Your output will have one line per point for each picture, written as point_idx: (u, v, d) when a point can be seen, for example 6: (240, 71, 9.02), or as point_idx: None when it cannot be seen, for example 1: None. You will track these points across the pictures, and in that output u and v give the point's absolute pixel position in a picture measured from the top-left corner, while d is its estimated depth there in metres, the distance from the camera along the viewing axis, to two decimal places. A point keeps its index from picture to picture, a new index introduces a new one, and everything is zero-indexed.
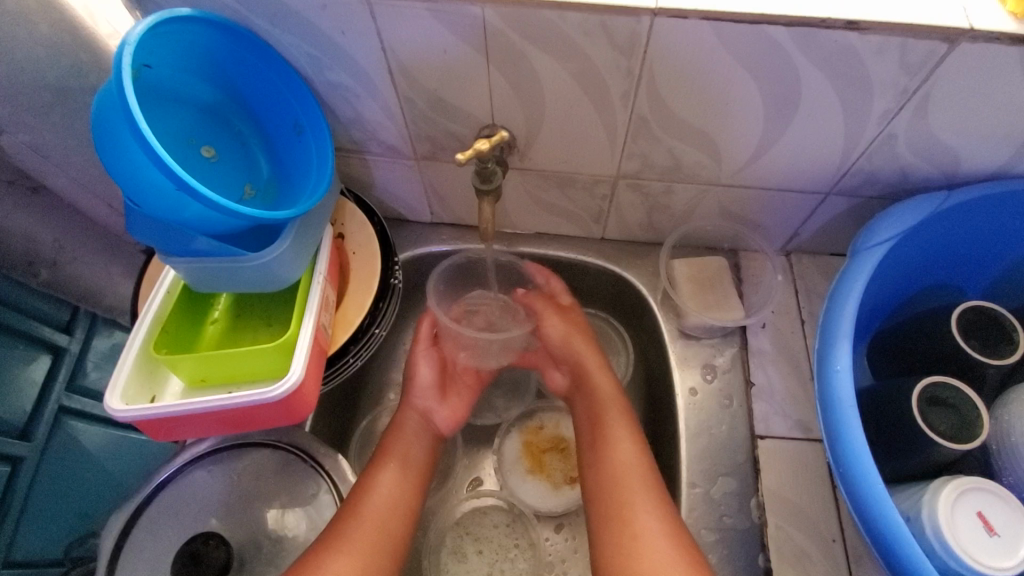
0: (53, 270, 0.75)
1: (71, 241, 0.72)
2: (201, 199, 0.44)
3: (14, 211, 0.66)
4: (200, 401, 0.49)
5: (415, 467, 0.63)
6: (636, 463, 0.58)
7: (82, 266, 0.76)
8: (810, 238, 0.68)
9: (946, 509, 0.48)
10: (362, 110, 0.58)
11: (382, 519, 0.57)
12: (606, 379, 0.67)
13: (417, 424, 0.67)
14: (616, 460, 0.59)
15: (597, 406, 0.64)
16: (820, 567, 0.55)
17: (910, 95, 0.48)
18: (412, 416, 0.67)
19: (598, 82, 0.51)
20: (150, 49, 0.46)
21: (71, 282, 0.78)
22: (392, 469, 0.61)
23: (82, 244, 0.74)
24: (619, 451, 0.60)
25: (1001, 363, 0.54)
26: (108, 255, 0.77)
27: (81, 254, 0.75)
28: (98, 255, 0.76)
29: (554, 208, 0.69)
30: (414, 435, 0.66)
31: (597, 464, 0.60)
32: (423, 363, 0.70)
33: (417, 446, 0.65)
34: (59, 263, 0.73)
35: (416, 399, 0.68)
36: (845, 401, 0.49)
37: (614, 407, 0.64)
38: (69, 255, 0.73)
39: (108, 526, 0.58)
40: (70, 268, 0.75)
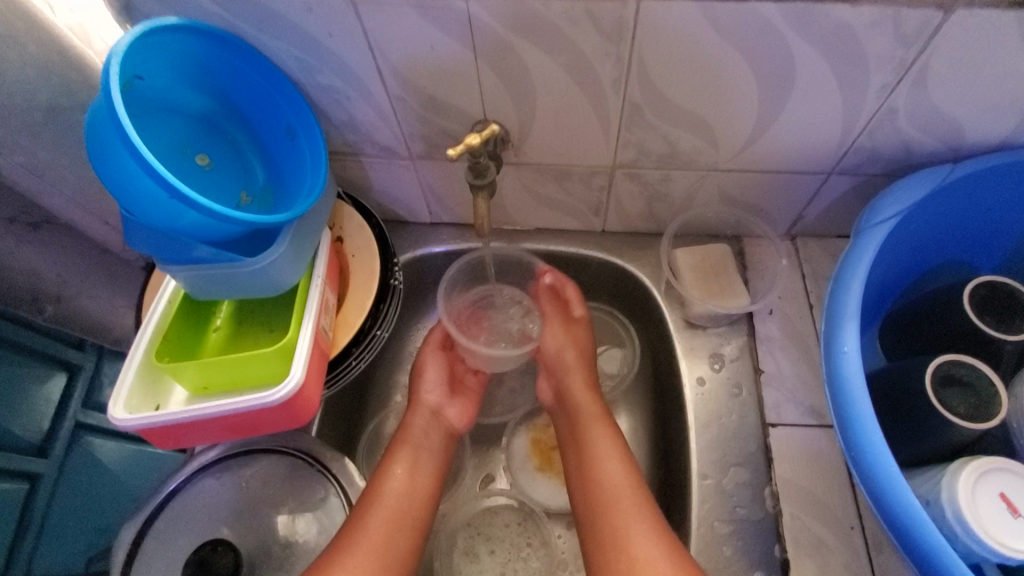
0: (57, 306, 0.75)
1: (74, 274, 0.73)
2: (193, 205, 0.44)
3: (18, 247, 0.66)
4: (202, 408, 0.49)
5: (426, 467, 0.63)
6: (623, 484, 0.57)
7: (87, 299, 0.76)
8: (815, 221, 0.67)
9: (966, 491, 0.46)
10: (354, 112, 0.58)
11: (395, 519, 0.57)
12: (591, 398, 0.65)
13: (427, 421, 0.66)
14: (604, 482, 0.58)
15: (580, 429, 0.63)
16: (839, 556, 0.54)
17: (909, 66, 0.47)
18: (423, 414, 0.66)
19: (589, 70, 0.50)
20: (139, 60, 0.46)
21: (74, 317, 0.78)
22: (405, 468, 0.61)
23: (85, 277, 0.74)
24: (607, 472, 0.58)
25: (1018, 339, 0.52)
26: (111, 286, 0.78)
27: (85, 287, 0.75)
28: (102, 287, 0.77)
29: (553, 202, 0.68)
30: (423, 435, 0.65)
31: (583, 487, 0.59)
32: (430, 364, 0.69)
33: (431, 444, 0.64)
34: (64, 297, 0.74)
35: (426, 397, 0.67)
36: (854, 383, 0.48)
37: (597, 427, 0.62)
38: (73, 290, 0.74)
39: (121, 536, 0.59)
40: (76, 303, 0.75)
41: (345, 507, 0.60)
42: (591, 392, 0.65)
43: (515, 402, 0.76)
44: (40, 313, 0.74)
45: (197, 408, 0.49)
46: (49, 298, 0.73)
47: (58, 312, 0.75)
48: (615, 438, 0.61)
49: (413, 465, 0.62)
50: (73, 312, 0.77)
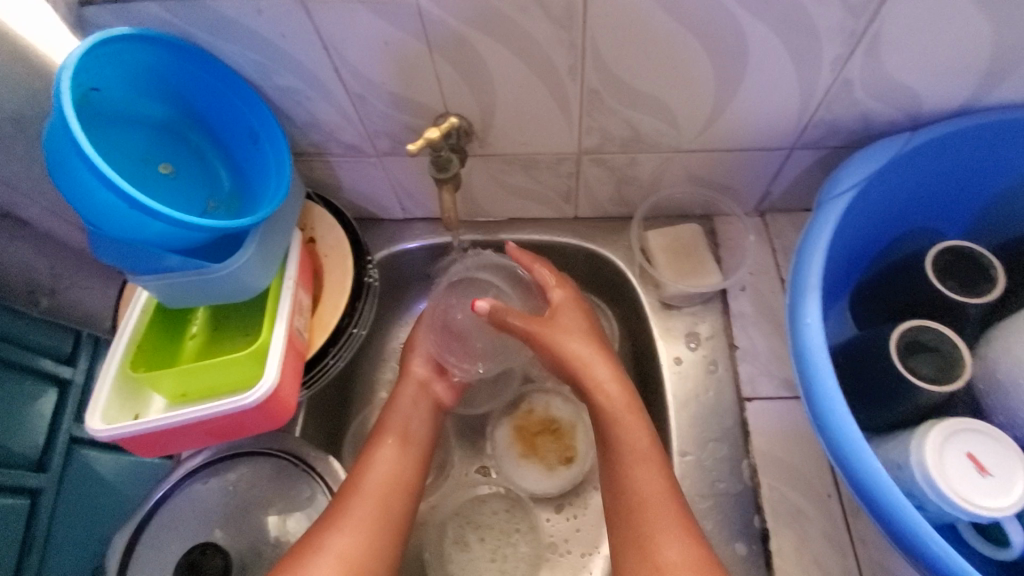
0: (53, 298, 0.76)
1: (66, 266, 0.74)
2: (152, 214, 0.44)
3: (11, 243, 0.67)
4: (179, 416, 0.50)
5: (415, 443, 0.62)
6: (657, 491, 0.53)
7: (80, 291, 0.78)
8: (783, 196, 0.68)
9: (933, 453, 0.47)
10: (315, 111, 0.58)
11: (384, 492, 0.56)
12: (616, 387, 0.58)
13: (417, 391, 0.66)
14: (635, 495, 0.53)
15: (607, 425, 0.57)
16: (817, 523, 0.55)
17: (859, 36, 0.47)
18: (411, 383, 0.66)
19: (544, 58, 0.51)
20: (92, 73, 0.46)
21: (69, 308, 0.79)
22: (392, 445, 0.60)
23: (77, 267, 0.76)
24: (637, 484, 0.53)
25: (981, 301, 0.52)
26: (102, 277, 0.79)
27: (77, 278, 0.76)
28: (95, 277, 0.78)
29: (522, 191, 0.69)
30: (413, 409, 0.64)
31: (611, 494, 0.55)
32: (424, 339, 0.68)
33: (418, 419, 0.64)
34: (57, 289, 0.75)
35: (417, 369, 0.67)
36: (817, 354, 0.49)
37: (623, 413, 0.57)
38: (66, 281, 0.75)
39: (112, 545, 0.59)
40: (69, 294, 0.77)
41: None
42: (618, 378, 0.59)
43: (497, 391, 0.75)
44: (34, 305, 0.75)
45: (172, 415, 0.49)
46: (42, 291, 0.74)
47: (52, 304, 0.77)
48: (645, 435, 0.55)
49: (402, 445, 0.61)
50: (67, 303, 0.78)
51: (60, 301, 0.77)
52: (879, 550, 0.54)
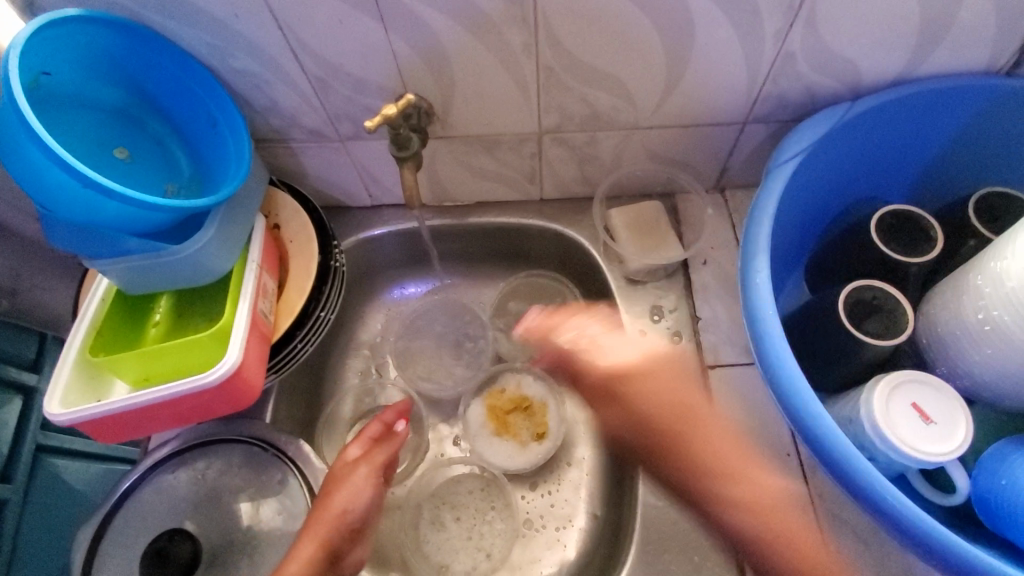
0: (13, 300, 0.76)
1: (27, 268, 0.75)
2: (107, 194, 0.44)
3: None
4: (140, 397, 0.49)
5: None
6: (768, 489, 0.55)
7: (40, 292, 0.78)
8: (740, 171, 0.70)
9: (880, 405, 0.49)
10: (275, 95, 0.58)
11: None
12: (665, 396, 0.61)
13: (325, 565, 0.50)
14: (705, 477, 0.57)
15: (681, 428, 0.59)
16: (778, 481, 0.57)
17: (797, 10, 0.49)
18: (320, 547, 0.50)
19: (500, 37, 0.52)
20: (41, 55, 0.46)
21: (33, 311, 0.79)
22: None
23: (38, 269, 0.76)
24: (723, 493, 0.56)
25: (922, 261, 0.55)
26: (63, 278, 0.80)
27: (38, 280, 0.77)
28: (56, 279, 0.79)
29: (487, 173, 0.70)
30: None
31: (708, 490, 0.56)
32: (356, 484, 0.54)
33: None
34: (18, 291, 0.75)
35: (334, 532, 0.51)
36: (767, 311, 0.51)
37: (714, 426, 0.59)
38: (28, 282, 0.76)
39: (78, 539, 0.58)
40: (31, 296, 0.77)
41: (305, 489, 0.60)
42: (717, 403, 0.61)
43: (469, 372, 0.76)
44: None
45: (132, 397, 0.49)
46: (4, 294, 0.74)
47: (14, 307, 0.77)
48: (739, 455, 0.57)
49: None
50: (29, 306, 0.78)
51: (21, 303, 0.77)
52: (836, 503, 0.56)
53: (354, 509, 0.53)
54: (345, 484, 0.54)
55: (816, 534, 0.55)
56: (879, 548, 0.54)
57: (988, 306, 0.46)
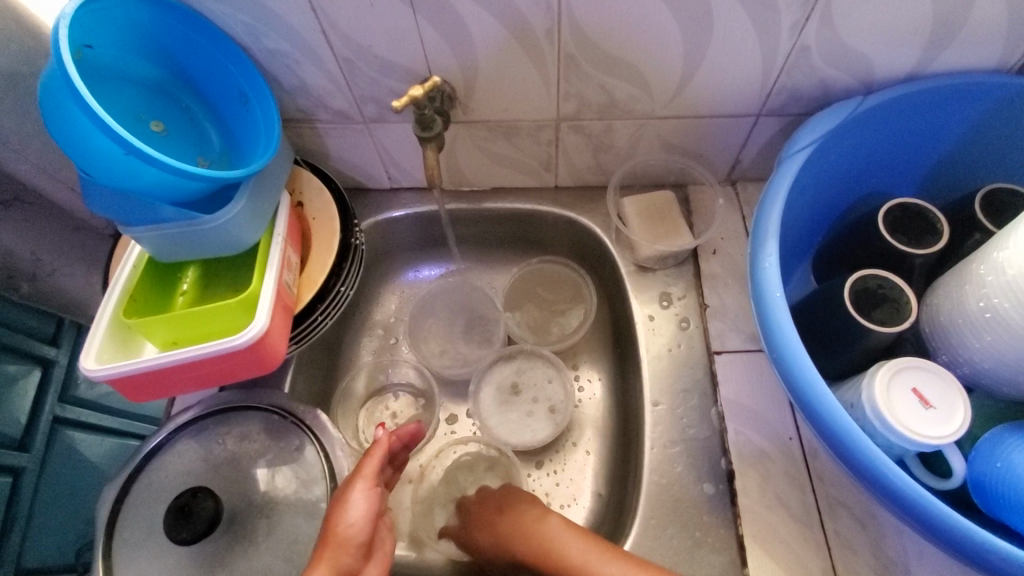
0: (34, 283, 0.79)
1: (49, 254, 0.75)
2: (149, 160, 0.46)
3: (14, 231, 0.70)
4: (170, 357, 0.52)
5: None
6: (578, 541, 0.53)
7: (62, 277, 0.80)
8: (752, 165, 0.72)
9: (882, 388, 0.51)
10: (304, 75, 0.61)
11: None
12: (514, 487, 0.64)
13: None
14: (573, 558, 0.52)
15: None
16: (779, 463, 0.59)
17: (814, 3, 0.50)
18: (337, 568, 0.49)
19: (523, 22, 0.54)
20: (88, 28, 0.48)
21: (52, 293, 0.82)
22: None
23: (59, 254, 0.76)
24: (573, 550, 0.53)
25: (927, 252, 0.56)
26: (85, 263, 0.81)
27: (59, 265, 0.78)
28: (76, 265, 0.80)
29: (504, 159, 0.72)
30: None
31: None
32: (357, 500, 0.52)
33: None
34: (39, 276, 0.78)
35: (343, 558, 0.49)
36: (776, 295, 0.52)
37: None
38: (49, 268, 0.77)
39: (102, 498, 0.60)
40: (50, 280, 0.79)
41: (320, 458, 0.62)
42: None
43: (480, 352, 0.78)
44: (14, 291, 0.78)
45: (163, 357, 0.51)
46: (24, 278, 0.77)
47: (35, 289, 0.80)
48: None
49: None
50: (47, 288, 0.81)
51: (39, 286, 0.79)
52: (835, 487, 0.58)
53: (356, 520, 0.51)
54: (347, 503, 0.52)
55: (814, 516, 0.57)
56: (876, 531, 0.56)
57: (989, 295, 0.48)
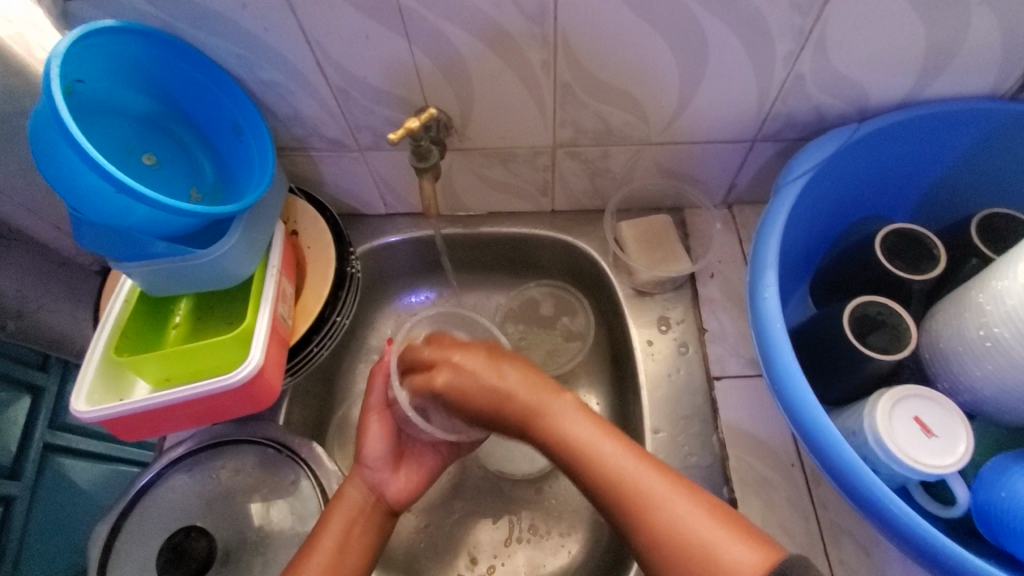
0: (21, 320, 0.76)
1: (33, 290, 0.73)
2: (141, 198, 0.45)
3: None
4: (163, 396, 0.51)
5: (351, 557, 0.53)
6: (586, 431, 0.50)
7: (49, 313, 0.78)
8: (747, 188, 0.72)
9: (884, 418, 0.50)
10: (299, 106, 0.60)
11: None
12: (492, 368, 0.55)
13: (367, 499, 0.57)
14: (597, 457, 0.49)
15: (583, 462, 0.49)
16: (782, 491, 0.58)
17: (808, 33, 0.51)
18: (359, 489, 0.57)
19: (518, 52, 0.53)
20: (81, 64, 0.47)
21: (39, 329, 0.79)
22: (323, 556, 0.51)
23: (44, 291, 0.74)
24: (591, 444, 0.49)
25: (924, 278, 0.57)
26: (71, 300, 0.78)
27: (44, 302, 0.76)
28: (62, 302, 0.77)
29: (500, 184, 0.71)
30: (355, 515, 0.55)
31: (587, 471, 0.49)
32: (373, 427, 0.61)
33: (363, 530, 0.55)
34: (24, 313, 0.75)
35: (367, 470, 0.59)
36: (776, 325, 0.52)
37: (624, 465, 0.47)
38: (34, 304, 0.75)
39: (93, 535, 0.59)
40: (37, 317, 0.77)
41: (317, 493, 0.61)
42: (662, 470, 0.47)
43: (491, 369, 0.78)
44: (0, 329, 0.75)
45: (156, 396, 0.50)
46: (10, 315, 0.74)
47: (20, 326, 0.77)
48: (692, 503, 0.45)
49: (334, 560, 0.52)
50: (34, 325, 0.78)
51: (26, 323, 0.77)
52: (838, 514, 0.57)
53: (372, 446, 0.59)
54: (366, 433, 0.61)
55: (818, 545, 0.56)
56: (879, 559, 0.55)
57: (989, 324, 0.48)
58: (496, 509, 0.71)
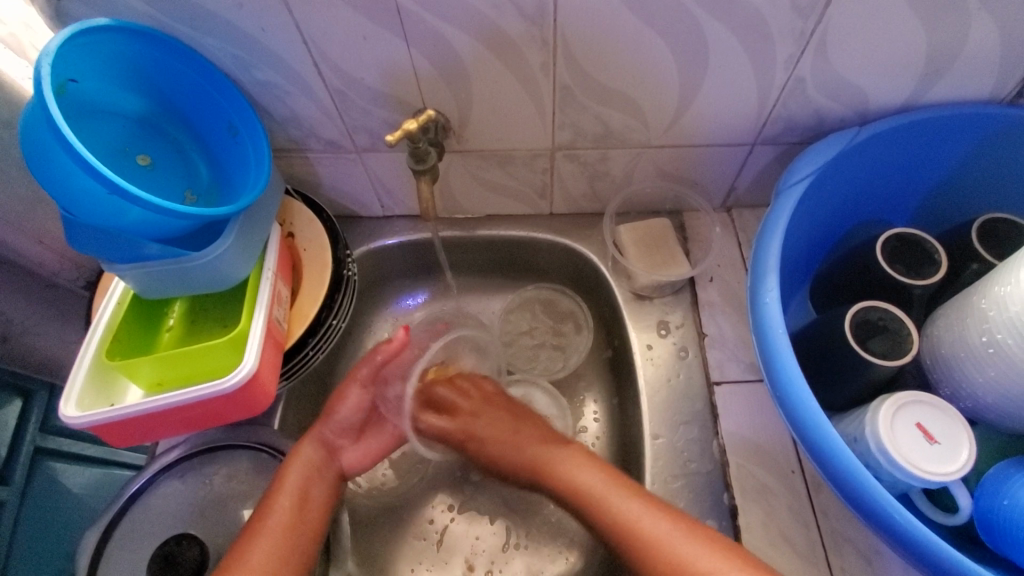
0: (7, 343, 0.76)
1: (19, 312, 0.73)
2: (134, 200, 0.44)
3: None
4: (156, 400, 0.50)
5: (312, 509, 0.57)
6: (597, 481, 0.58)
7: (33, 335, 0.78)
8: (747, 192, 0.71)
9: (886, 423, 0.50)
10: (295, 107, 0.60)
11: (287, 533, 0.55)
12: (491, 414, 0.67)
13: (320, 456, 0.61)
14: (634, 526, 0.53)
15: (592, 509, 0.57)
16: (782, 498, 0.58)
17: (808, 37, 0.50)
18: (315, 447, 0.61)
19: (517, 54, 0.53)
20: (72, 63, 0.46)
21: (24, 352, 0.79)
22: (286, 509, 0.55)
23: (30, 312, 0.74)
24: (621, 507, 0.55)
25: (926, 283, 0.56)
26: (56, 317, 0.78)
27: (30, 321, 0.75)
28: (48, 321, 0.77)
29: (499, 186, 0.71)
30: (314, 473, 0.59)
31: (626, 536, 0.54)
32: (350, 396, 0.64)
33: (319, 484, 0.59)
34: (11, 335, 0.75)
35: (327, 431, 0.63)
36: (777, 329, 0.51)
37: (628, 512, 0.54)
38: (20, 326, 0.75)
39: (83, 542, 0.57)
40: (22, 339, 0.77)
41: None
42: (666, 514, 0.53)
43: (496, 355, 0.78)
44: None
45: (149, 401, 0.50)
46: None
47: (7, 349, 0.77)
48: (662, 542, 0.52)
49: (296, 512, 0.56)
50: (22, 348, 0.78)
51: (14, 345, 0.77)
52: (840, 522, 0.57)
53: (351, 407, 0.64)
54: (342, 397, 0.64)
55: (820, 553, 0.55)
56: (881, 567, 0.55)
57: (992, 330, 0.48)
58: (494, 513, 0.70)
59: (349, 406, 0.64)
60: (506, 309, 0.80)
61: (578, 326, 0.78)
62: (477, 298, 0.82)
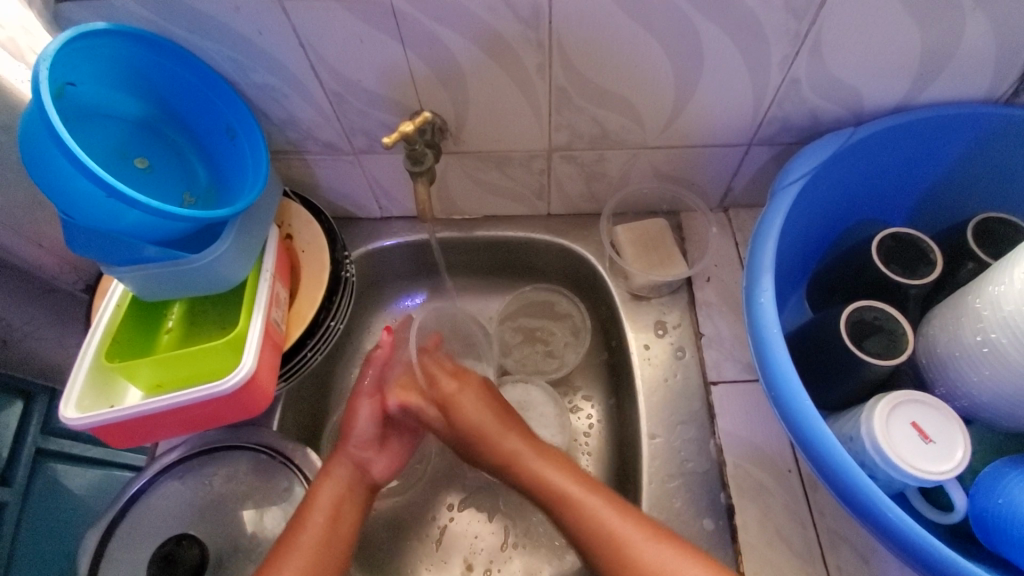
0: (7, 348, 0.76)
1: (20, 317, 0.73)
2: (132, 202, 0.44)
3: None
4: (155, 401, 0.50)
5: (344, 526, 0.58)
6: (568, 480, 0.59)
7: (34, 340, 0.78)
8: (743, 192, 0.72)
9: (881, 423, 0.50)
10: (293, 109, 0.60)
11: (321, 552, 0.55)
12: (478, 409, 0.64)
13: (351, 474, 0.61)
14: (598, 526, 0.55)
15: (557, 506, 0.58)
16: (778, 497, 0.58)
17: (803, 37, 0.51)
18: (346, 466, 0.61)
19: (513, 56, 0.53)
20: (70, 67, 0.47)
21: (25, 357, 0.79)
22: (320, 525, 0.56)
23: (30, 317, 0.74)
24: (590, 509, 0.56)
25: (921, 283, 0.57)
26: (57, 322, 0.78)
27: (31, 326, 0.75)
28: (48, 326, 0.77)
29: (497, 188, 0.71)
30: (346, 490, 0.60)
31: (591, 535, 0.55)
32: (364, 409, 0.65)
33: (351, 502, 0.60)
34: (11, 340, 0.75)
35: (353, 449, 0.63)
36: (772, 329, 0.52)
37: (596, 507, 0.56)
38: (20, 331, 0.75)
39: (83, 544, 0.58)
40: (23, 344, 0.77)
41: None
42: (626, 514, 0.54)
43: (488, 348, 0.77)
44: None
45: (148, 402, 0.50)
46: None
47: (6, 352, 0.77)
48: (655, 542, 0.52)
49: (328, 529, 0.57)
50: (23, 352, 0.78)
51: (14, 351, 0.77)
52: (836, 520, 0.57)
53: (370, 421, 0.65)
54: (357, 413, 0.65)
55: (816, 552, 0.56)
56: (877, 565, 0.55)
57: (986, 329, 0.48)
58: (492, 512, 0.71)
59: (368, 421, 0.65)
60: (502, 313, 0.80)
61: (575, 330, 0.78)
62: (475, 299, 0.83)
